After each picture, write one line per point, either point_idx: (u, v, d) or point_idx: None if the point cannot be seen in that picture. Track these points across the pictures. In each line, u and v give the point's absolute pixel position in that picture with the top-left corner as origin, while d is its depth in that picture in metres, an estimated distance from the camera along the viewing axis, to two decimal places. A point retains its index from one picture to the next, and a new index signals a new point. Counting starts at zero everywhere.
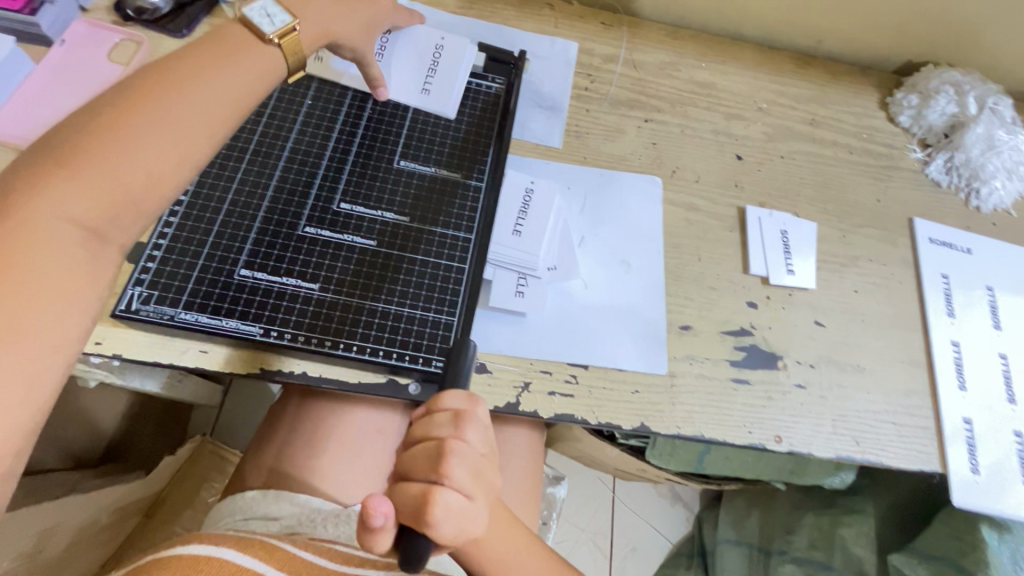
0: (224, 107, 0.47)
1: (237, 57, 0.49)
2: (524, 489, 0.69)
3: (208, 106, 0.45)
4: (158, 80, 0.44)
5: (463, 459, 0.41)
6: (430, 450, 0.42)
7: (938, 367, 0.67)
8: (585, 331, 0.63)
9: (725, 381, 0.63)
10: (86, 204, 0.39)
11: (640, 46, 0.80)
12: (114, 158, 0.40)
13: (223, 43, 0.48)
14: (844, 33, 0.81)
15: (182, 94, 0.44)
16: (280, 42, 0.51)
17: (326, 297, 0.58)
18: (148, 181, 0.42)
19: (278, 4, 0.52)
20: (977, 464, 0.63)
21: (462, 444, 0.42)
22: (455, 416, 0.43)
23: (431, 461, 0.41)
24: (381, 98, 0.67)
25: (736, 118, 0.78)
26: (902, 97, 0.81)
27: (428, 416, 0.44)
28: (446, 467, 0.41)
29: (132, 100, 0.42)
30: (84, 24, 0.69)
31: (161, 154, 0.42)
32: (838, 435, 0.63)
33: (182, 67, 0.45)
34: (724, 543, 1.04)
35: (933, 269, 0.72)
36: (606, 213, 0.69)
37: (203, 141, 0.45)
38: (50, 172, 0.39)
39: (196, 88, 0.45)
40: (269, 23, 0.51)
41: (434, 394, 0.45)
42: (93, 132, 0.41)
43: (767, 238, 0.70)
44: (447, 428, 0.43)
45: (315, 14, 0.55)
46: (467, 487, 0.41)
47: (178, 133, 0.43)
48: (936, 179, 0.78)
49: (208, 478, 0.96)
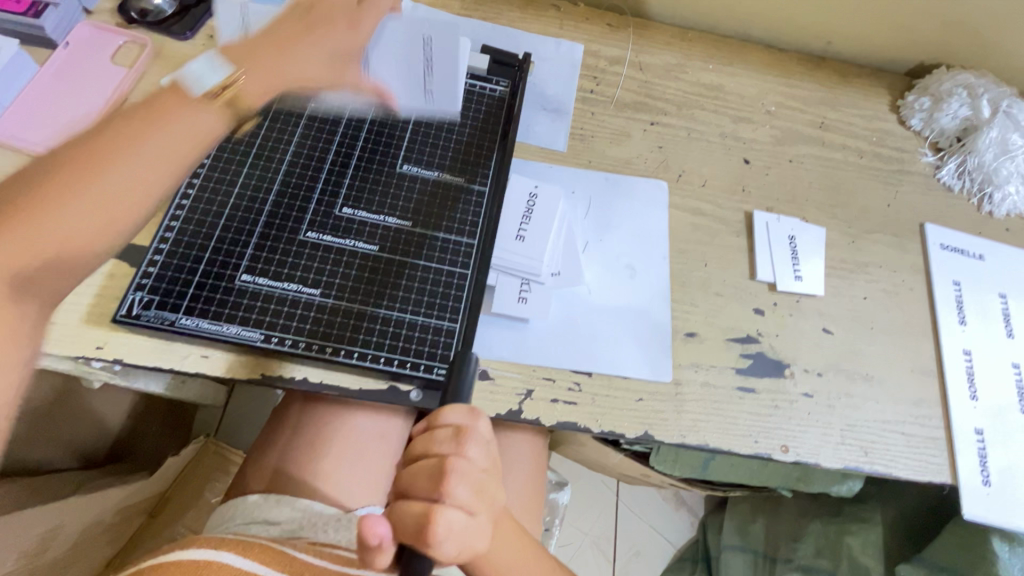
0: (159, 168, 0.47)
1: (172, 114, 0.49)
2: (527, 496, 0.68)
3: (137, 171, 0.46)
4: (100, 142, 0.46)
5: (463, 476, 0.41)
6: (431, 467, 0.42)
7: (948, 376, 0.66)
8: (589, 338, 0.62)
9: (730, 389, 0.62)
10: (12, 261, 0.41)
11: (646, 48, 0.79)
12: (39, 226, 0.42)
13: (158, 104, 0.49)
14: (854, 35, 0.80)
15: (113, 161, 0.45)
16: (218, 93, 0.51)
17: (327, 302, 0.57)
18: (69, 242, 0.43)
19: (218, 56, 0.52)
20: (989, 476, 0.62)
21: (462, 462, 0.41)
22: (456, 432, 0.43)
23: (432, 479, 0.41)
24: None
25: (744, 121, 0.77)
26: (913, 99, 0.79)
27: (428, 432, 0.43)
28: (447, 485, 0.41)
29: (69, 165, 0.44)
30: (88, 26, 0.69)
31: (100, 214, 0.44)
32: (846, 445, 0.62)
33: (122, 130, 0.47)
34: (728, 549, 1.02)
35: (944, 276, 0.71)
36: (611, 218, 0.69)
37: (127, 211, 0.46)
38: None
39: (125, 154, 0.46)
40: (201, 81, 0.51)
41: (434, 410, 0.44)
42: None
43: (774, 243, 0.69)
44: (448, 445, 0.42)
45: (261, 67, 0.54)
46: (469, 505, 0.41)
47: (111, 192, 0.45)
48: (948, 184, 0.76)
49: (212, 477, 0.96)
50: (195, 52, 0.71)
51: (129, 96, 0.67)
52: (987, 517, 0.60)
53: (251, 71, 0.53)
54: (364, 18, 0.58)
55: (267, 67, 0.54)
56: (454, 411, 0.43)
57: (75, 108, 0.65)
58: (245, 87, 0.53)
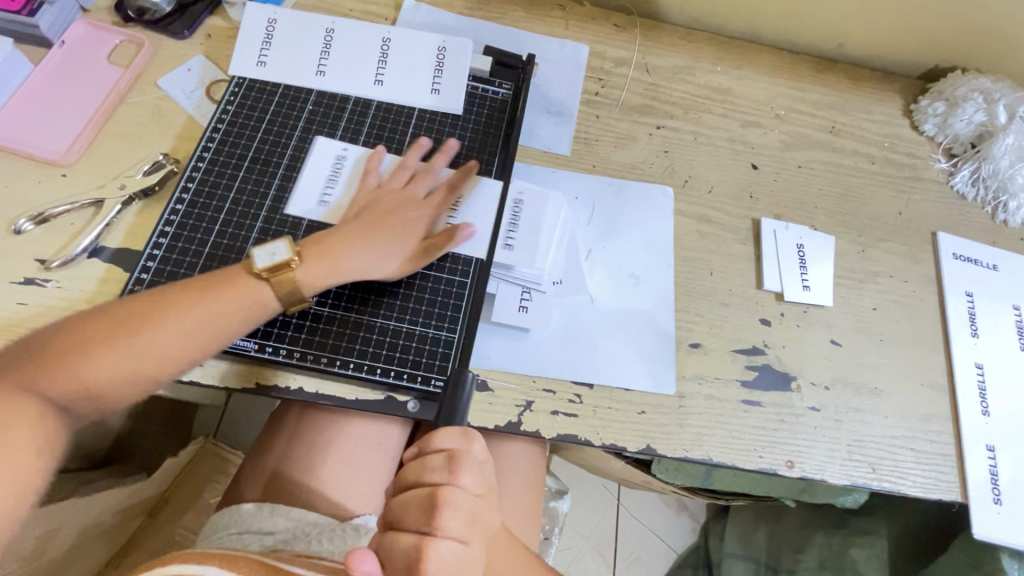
0: (188, 337, 0.51)
1: (243, 293, 0.52)
2: (525, 507, 0.67)
3: (175, 340, 0.51)
4: (175, 303, 0.51)
5: (456, 506, 0.42)
6: (424, 497, 0.43)
7: (960, 391, 0.64)
8: (590, 349, 0.61)
9: (735, 403, 0.61)
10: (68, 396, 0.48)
11: (653, 50, 0.77)
12: (77, 371, 0.48)
13: (224, 281, 0.53)
14: (868, 37, 0.77)
15: (154, 327, 0.50)
16: (269, 276, 0.53)
17: (323, 311, 0.56)
18: (119, 386, 0.50)
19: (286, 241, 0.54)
20: (1000, 494, 0.61)
21: (455, 493, 0.43)
22: (449, 459, 0.44)
23: (425, 510, 0.42)
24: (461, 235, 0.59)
25: (752, 125, 0.75)
26: (927, 104, 0.77)
27: (421, 459, 0.44)
28: (440, 518, 0.42)
29: (118, 321, 0.50)
30: (83, 25, 0.68)
31: (132, 369, 0.50)
32: (854, 461, 0.60)
33: (167, 305, 0.51)
34: (730, 557, 1.01)
35: (956, 286, 0.69)
36: (615, 225, 0.67)
37: (169, 366, 0.51)
38: (38, 366, 0.47)
39: (171, 327, 0.50)
40: (265, 259, 0.54)
41: (427, 434, 0.45)
42: (106, 329, 0.49)
43: (782, 252, 0.68)
44: (441, 473, 0.43)
45: (327, 248, 0.56)
46: (462, 534, 0.43)
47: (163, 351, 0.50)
48: (961, 192, 0.75)
49: (211, 479, 0.94)
50: (192, 51, 0.69)
51: (125, 97, 0.66)
52: (997, 537, 0.59)
53: (310, 259, 0.55)
54: (421, 185, 0.62)
55: (327, 259, 0.55)
56: (446, 438, 0.44)
57: (71, 110, 0.63)
58: (299, 275, 0.54)
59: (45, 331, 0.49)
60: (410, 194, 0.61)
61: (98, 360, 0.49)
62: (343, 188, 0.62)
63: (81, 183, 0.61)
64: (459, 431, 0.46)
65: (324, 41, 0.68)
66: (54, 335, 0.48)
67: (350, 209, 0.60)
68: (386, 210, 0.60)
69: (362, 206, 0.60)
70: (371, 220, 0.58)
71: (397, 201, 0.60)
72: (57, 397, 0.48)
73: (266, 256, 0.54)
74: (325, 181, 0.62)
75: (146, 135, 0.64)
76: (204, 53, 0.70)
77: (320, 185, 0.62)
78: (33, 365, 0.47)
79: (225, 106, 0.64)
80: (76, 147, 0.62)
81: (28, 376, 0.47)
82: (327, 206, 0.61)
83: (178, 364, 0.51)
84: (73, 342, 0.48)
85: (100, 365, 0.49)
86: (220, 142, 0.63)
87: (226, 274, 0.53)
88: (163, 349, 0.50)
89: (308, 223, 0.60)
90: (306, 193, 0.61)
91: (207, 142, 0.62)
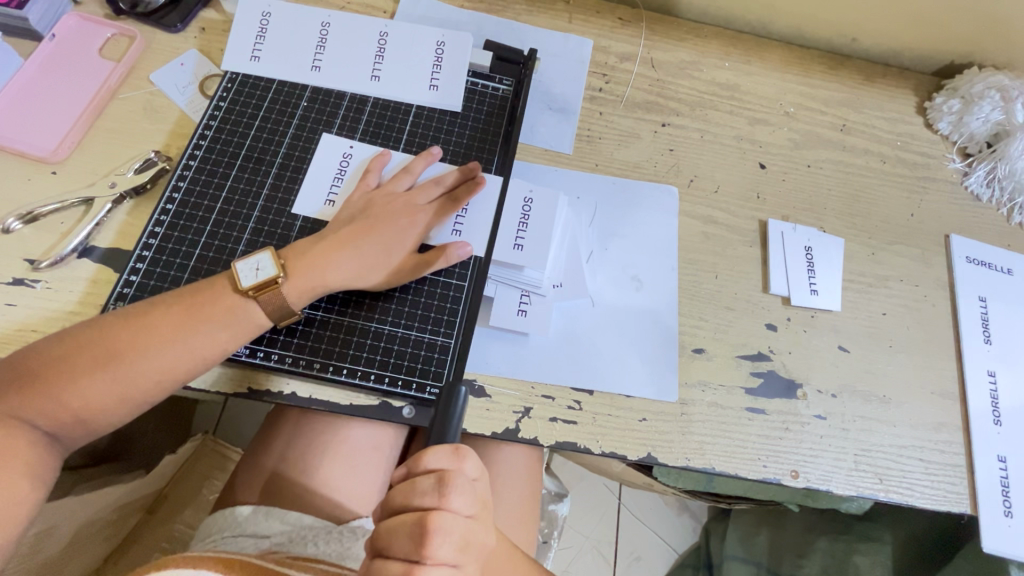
0: (169, 360, 0.50)
1: (225, 314, 0.51)
2: (522, 511, 0.66)
3: (157, 363, 0.49)
4: (157, 324, 0.50)
5: (447, 533, 0.41)
6: (414, 523, 0.42)
7: (971, 399, 0.62)
8: (591, 354, 0.59)
9: (739, 410, 0.59)
10: (52, 420, 0.48)
11: (659, 44, 0.75)
12: (59, 395, 0.48)
13: (205, 300, 0.51)
14: (881, 32, 0.75)
15: (136, 349, 0.49)
16: (256, 294, 0.52)
17: (317, 315, 0.55)
18: (104, 410, 0.49)
19: (273, 255, 0.53)
20: (1011, 506, 0.59)
21: (446, 519, 0.41)
22: (439, 482, 0.42)
23: (415, 538, 0.41)
24: (458, 253, 0.57)
25: (760, 123, 0.73)
26: (942, 101, 0.75)
27: (410, 481, 0.43)
28: (430, 547, 0.41)
29: (100, 343, 0.48)
30: (75, 17, 0.66)
31: (117, 393, 0.49)
32: (861, 471, 0.59)
33: (148, 327, 0.49)
34: (731, 560, 0.99)
35: (970, 291, 0.67)
36: (617, 226, 0.65)
37: (153, 389, 0.50)
38: (19, 389, 0.47)
39: (152, 350, 0.49)
40: (253, 276, 0.52)
41: (417, 453, 0.43)
42: (89, 352, 0.48)
43: (790, 255, 0.66)
44: (431, 497, 0.42)
45: (311, 259, 0.54)
46: (453, 560, 0.42)
47: (145, 374, 0.49)
48: (976, 193, 0.72)
49: (211, 476, 0.92)
50: (186, 45, 0.68)
51: (117, 92, 0.64)
52: (1008, 551, 0.57)
53: (296, 270, 0.53)
54: (421, 194, 0.60)
55: (311, 267, 0.53)
56: (434, 457, 0.42)
57: (61, 106, 0.62)
58: (285, 291, 0.52)
59: (29, 352, 0.48)
60: (407, 202, 0.59)
61: (83, 385, 0.48)
62: (349, 185, 0.61)
63: (71, 181, 0.60)
64: (449, 449, 0.43)
65: (320, 35, 0.66)
66: (40, 358, 0.48)
67: (343, 212, 0.58)
68: (379, 217, 0.57)
69: (354, 210, 0.58)
70: (362, 229, 0.56)
71: (392, 209, 0.58)
72: (44, 423, 0.48)
73: (250, 271, 0.52)
74: (335, 176, 0.61)
75: (138, 131, 0.63)
76: (198, 47, 0.68)
77: (326, 182, 0.61)
78: (20, 391, 0.47)
79: (218, 102, 0.63)
80: (66, 143, 0.61)
81: (16, 402, 0.47)
82: (334, 203, 0.60)
83: (161, 386, 0.50)
84: (57, 367, 0.48)
85: (86, 391, 0.48)
86: (212, 140, 0.61)
87: (211, 288, 0.52)
88: (147, 372, 0.49)
89: (315, 222, 0.59)
90: (313, 190, 0.60)
91: (199, 139, 0.61)
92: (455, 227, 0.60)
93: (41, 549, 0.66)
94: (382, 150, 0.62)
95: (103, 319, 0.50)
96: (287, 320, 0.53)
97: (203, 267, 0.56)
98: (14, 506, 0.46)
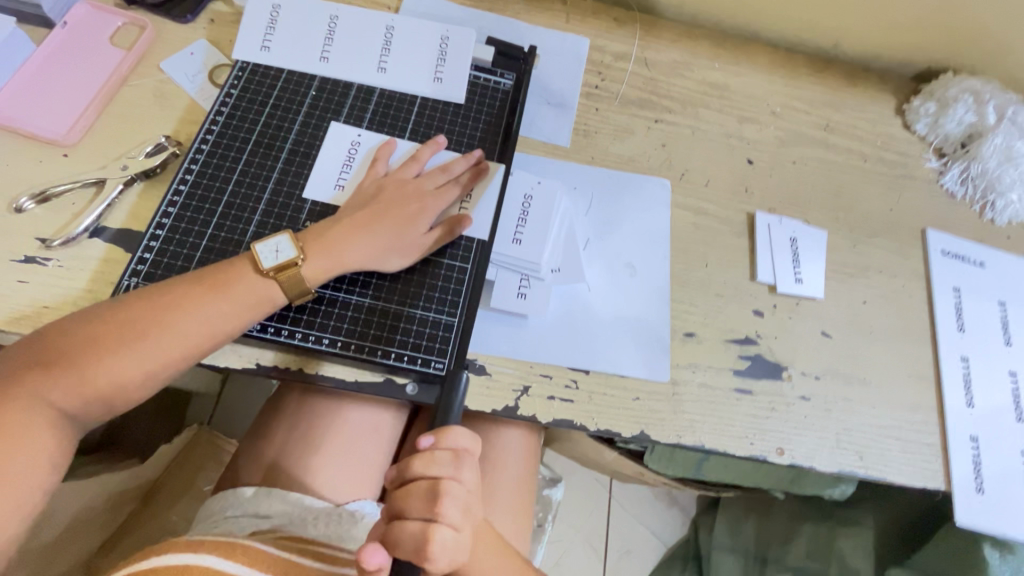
0: (190, 335, 0.51)
1: (240, 287, 0.53)
2: (515, 495, 0.68)
3: (177, 339, 0.51)
4: (178, 301, 0.51)
5: (455, 497, 0.48)
6: (427, 486, 0.48)
7: (946, 383, 0.66)
8: (587, 336, 0.62)
9: (727, 391, 0.62)
10: (75, 399, 0.49)
11: (652, 45, 0.78)
12: (82, 375, 0.49)
13: (222, 276, 0.53)
14: (862, 38, 0.79)
15: (157, 326, 0.50)
16: (276, 275, 0.54)
17: (326, 294, 0.57)
18: (124, 387, 0.50)
19: (291, 238, 0.55)
20: (982, 482, 0.62)
21: (455, 488, 0.49)
22: (455, 456, 0.50)
23: (428, 499, 0.48)
24: (465, 225, 0.61)
25: (748, 121, 0.76)
26: (919, 104, 0.78)
27: (430, 452, 0.49)
28: (440, 507, 0.48)
29: (123, 320, 0.50)
30: (86, 6, 0.68)
31: (138, 370, 0.50)
32: (842, 449, 0.62)
33: (170, 304, 0.51)
34: (718, 548, 1.00)
35: (944, 282, 0.71)
36: (613, 215, 0.68)
37: (173, 364, 0.52)
38: (42, 370, 0.48)
39: (172, 326, 0.51)
40: (273, 257, 0.54)
41: (441, 428, 0.50)
42: (112, 329, 0.50)
43: (776, 244, 0.69)
44: (446, 469, 0.49)
45: (325, 240, 0.56)
46: (457, 523, 0.48)
47: (167, 349, 0.51)
48: (951, 191, 0.76)
49: (204, 467, 0.89)
50: (195, 36, 0.70)
51: (127, 79, 0.66)
52: (980, 525, 0.61)
53: (311, 250, 0.55)
54: (427, 180, 0.62)
55: (327, 248, 0.56)
56: (456, 435, 0.50)
57: (71, 93, 0.63)
58: (303, 270, 0.54)
59: (51, 333, 0.49)
60: (417, 187, 0.61)
61: (109, 363, 0.49)
62: (357, 172, 0.63)
63: (82, 164, 0.61)
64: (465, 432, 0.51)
65: (328, 28, 0.69)
66: (62, 338, 0.49)
67: (356, 197, 0.60)
68: (389, 201, 0.59)
69: (366, 196, 0.60)
70: (372, 214, 0.58)
71: (402, 194, 0.60)
72: (66, 403, 0.49)
73: (269, 252, 0.54)
74: (341, 164, 0.63)
75: (148, 117, 0.64)
76: (207, 37, 0.70)
77: (335, 169, 0.63)
78: (43, 369, 0.48)
79: (229, 90, 0.65)
80: (78, 127, 0.62)
81: (39, 381, 0.48)
82: (344, 190, 0.62)
83: (180, 362, 0.52)
84: (81, 347, 0.49)
85: (110, 369, 0.49)
86: (223, 125, 0.63)
87: (233, 268, 0.54)
88: (168, 348, 0.51)
89: (325, 207, 0.61)
90: (323, 177, 0.62)
91: (210, 125, 0.63)
92: (459, 205, 0.63)
93: (43, 531, 0.66)
94: (388, 139, 0.65)
95: (125, 297, 0.51)
96: (301, 301, 0.55)
97: (216, 246, 0.58)
98: (35, 476, 0.47)
